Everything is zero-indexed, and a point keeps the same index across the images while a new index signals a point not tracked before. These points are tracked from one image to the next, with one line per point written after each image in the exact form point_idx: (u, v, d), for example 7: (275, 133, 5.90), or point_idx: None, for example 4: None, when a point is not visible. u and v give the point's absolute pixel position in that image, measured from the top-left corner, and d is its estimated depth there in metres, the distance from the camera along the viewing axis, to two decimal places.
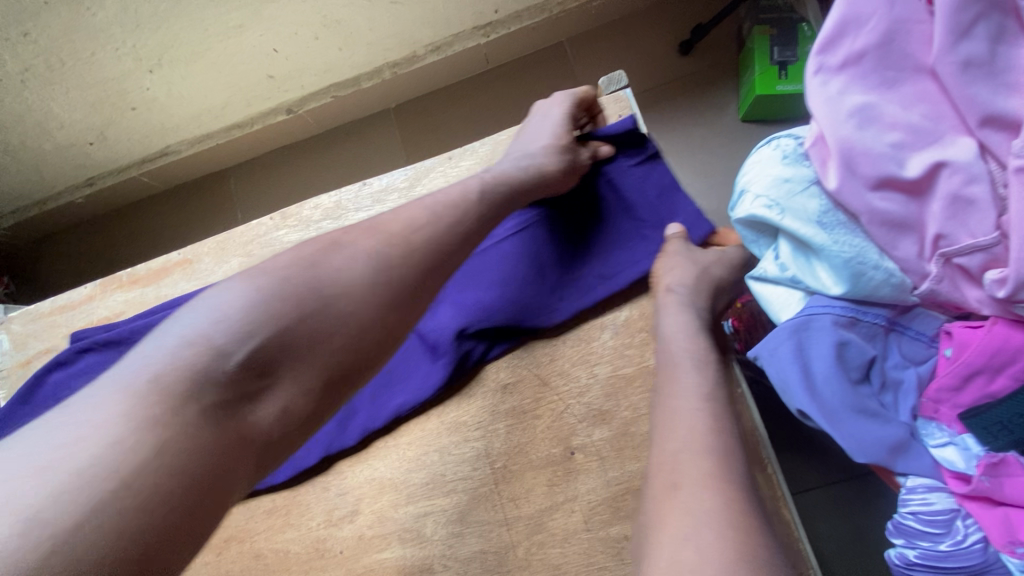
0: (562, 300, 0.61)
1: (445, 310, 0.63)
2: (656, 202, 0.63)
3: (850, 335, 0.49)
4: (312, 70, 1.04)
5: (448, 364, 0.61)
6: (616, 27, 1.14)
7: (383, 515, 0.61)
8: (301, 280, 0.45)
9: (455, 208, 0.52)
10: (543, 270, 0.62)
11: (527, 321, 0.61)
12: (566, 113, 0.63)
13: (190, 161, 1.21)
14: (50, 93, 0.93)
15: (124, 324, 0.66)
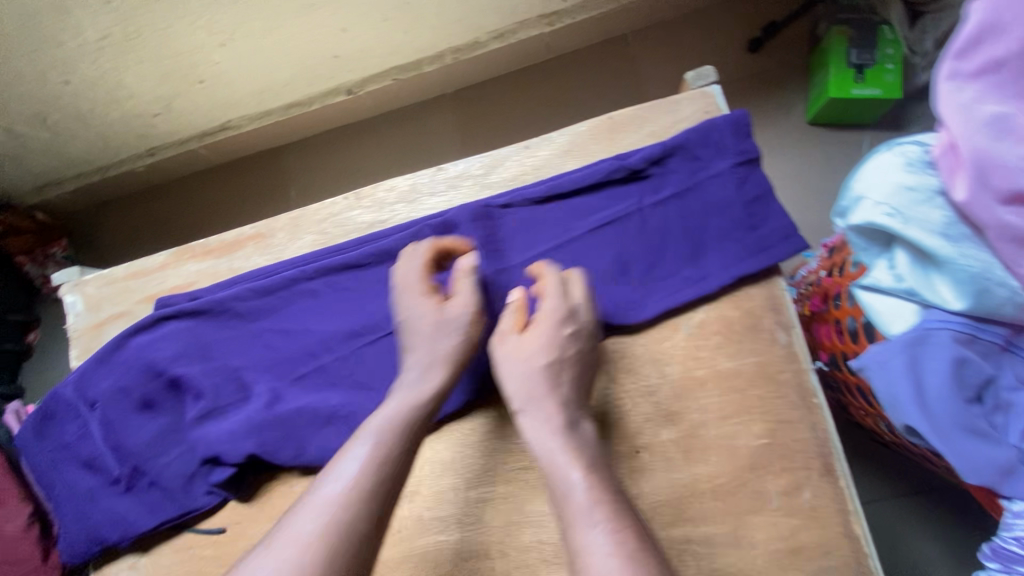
0: (647, 299, 0.60)
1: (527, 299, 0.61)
2: (749, 207, 0.59)
3: (968, 353, 0.50)
4: (376, 51, 1.05)
5: None
6: (682, 21, 1.11)
7: (442, 497, 0.61)
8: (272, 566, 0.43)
9: (374, 483, 0.47)
10: (628, 267, 0.60)
11: (615, 320, 0.59)
12: (428, 291, 0.56)
13: (248, 137, 1.23)
14: (125, 63, 0.95)
15: (206, 294, 0.69)
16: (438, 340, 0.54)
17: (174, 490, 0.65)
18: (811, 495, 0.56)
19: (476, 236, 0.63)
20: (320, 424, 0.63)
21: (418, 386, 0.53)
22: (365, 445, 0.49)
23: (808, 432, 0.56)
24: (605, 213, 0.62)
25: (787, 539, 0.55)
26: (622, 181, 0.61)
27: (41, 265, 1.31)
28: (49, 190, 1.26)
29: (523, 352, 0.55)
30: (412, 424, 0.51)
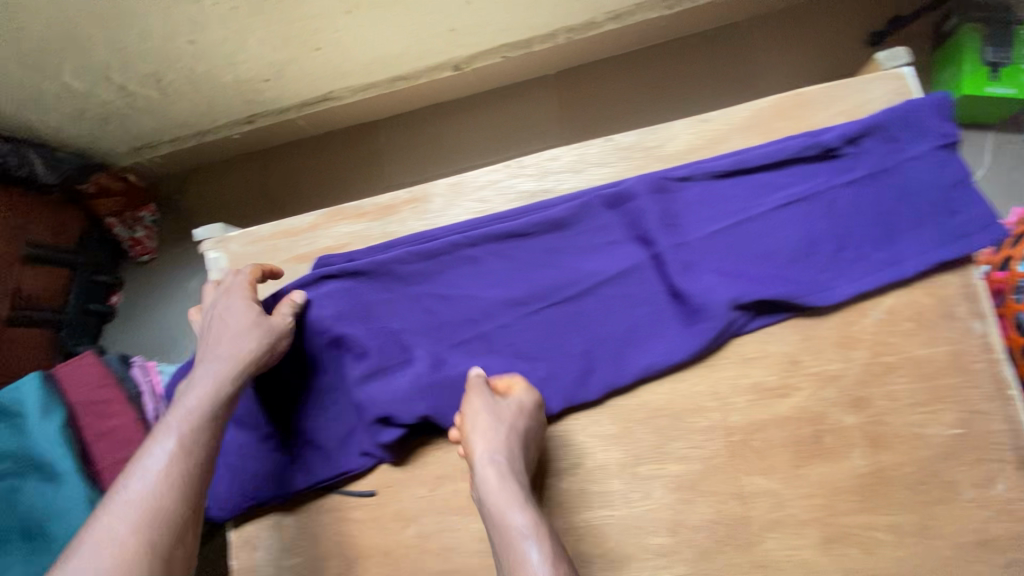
0: (839, 281, 0.58)
1: (710, 275, 0.61)
2: (949, 191, 0.58)
3: None
4: (492, 27, 1.04)
5: (710, 329, 0.59)
6: (798, 12, 1.10)
7: (609, 471, 0.61)
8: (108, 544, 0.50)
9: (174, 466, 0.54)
10: (816, 247, 0.59)
11: (804, 299, 0.58)
12: (246, 300, 0.64)
13: (347, 109, 1.23)
14: (252, 25, 0.94)
15: (366, 256, 0.69)
16: (238, 340, 0.62)
17: (332, 448, 0.66)
18: (1004, 487, 0.54)
19: (654, 209, 0.63)
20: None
21: (220, 379, 0.60)
22: (169, 439, 0.56)
23: (1003, 423, 0.55)
24: (790, 192, 0.61)
25: (979, 532, 0.54)
26: (810, 159, 0.61)
27: (129, 227, 1.31)
28: (143, 152, 1.26)
29: (501, 413, 0.57)
30: (209, 410, 0.58)
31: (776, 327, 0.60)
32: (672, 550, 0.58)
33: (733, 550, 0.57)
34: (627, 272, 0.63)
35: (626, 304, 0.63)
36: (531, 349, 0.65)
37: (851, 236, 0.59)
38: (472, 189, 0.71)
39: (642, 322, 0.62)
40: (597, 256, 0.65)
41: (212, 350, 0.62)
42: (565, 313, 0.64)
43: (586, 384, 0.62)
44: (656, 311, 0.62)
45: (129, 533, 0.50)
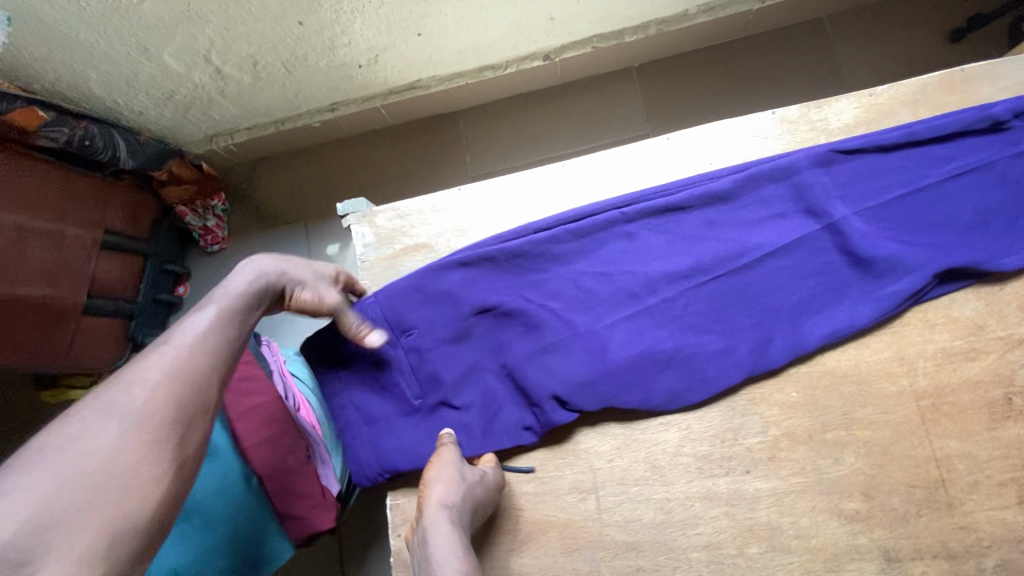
0: (1015, 249, 0.60)
1: (888, 243, 0.61)
2: None
3: None
4: (590, 17, 1.05)
5: (895, 296, 0.60)
6: (878, 10, 1.14)
7: (796, 437, 0.61)
8: (146, 381, 0.46)
9: (211, 335, 0.51)
10: (990, 218, 0.61)
11: (989, 266, 0.59)
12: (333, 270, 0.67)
13: (431, 98, 1.22)
14: (363, 8, 0.93)
15: (522, 230, 0.68)
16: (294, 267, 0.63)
17: (479, 422, 0.64)
18: None
19: (823, 182, 0.64)
20: (659, 368, 0.62)
21: (265, 278, 0.59)
22: (211, 310, 0.53)
23: None
24: (957, 165, 0.62)
25: None
26: (976, 132, 0.63)
27: (201, 217, 1.29)
28: (218, 140, 1.24)
29: (469, 474, 0.58)
30: (252, 299, 0.56)
31: (957, 293, 0.61)
32: (868, 515, 0.58)
33: (931, 513, 0.58)
34: (797, 242, 0.63)
35: (798, 275, 0.63)
36: (705, 321, 0.64)
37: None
38: (628, 164, 0.71)
39: (818, 293, 0.62)
40: (764, 228, 0.65)
41: (261, 259, 0.61)
42: (738, 285, 0.64)
43: (767, 352, 0.61)
44: (835, 281, 0.62)
45: (165, 373, 0.47)
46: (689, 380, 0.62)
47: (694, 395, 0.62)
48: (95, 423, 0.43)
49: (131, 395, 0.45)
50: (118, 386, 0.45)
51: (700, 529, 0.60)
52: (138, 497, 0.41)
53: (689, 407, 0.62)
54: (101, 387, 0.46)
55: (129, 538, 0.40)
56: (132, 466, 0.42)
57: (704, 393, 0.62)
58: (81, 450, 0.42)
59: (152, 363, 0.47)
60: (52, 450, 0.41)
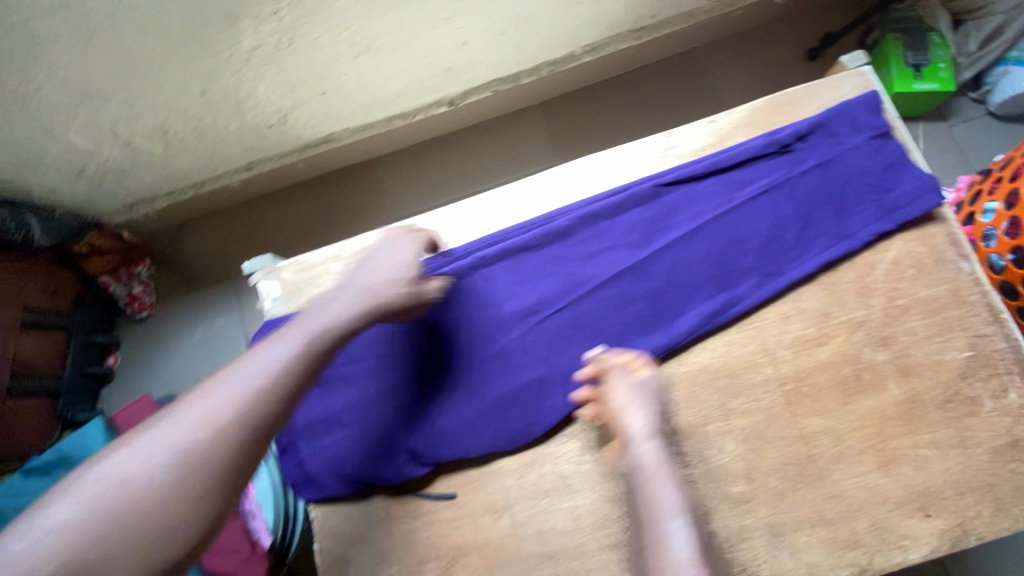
0: (799, 260, 0.69)
1: (694, 265, 0.71)
2: (885, 172, 0.69)
3: None
4: (484, 65, 1.15)
5: (701, 313, 0.69)
6: (744, 37, 1.27)
7: (681, 433, 0.67)
8: (210, 422, 0.50)
9: (269, 381, 0.53)
10: (780, 234, 0.70)
11: (777, 278, 0.69)
12: (413, 254, 0.64)
13: (346, 149, 1.27)
14: (263, 73, 0.99)
15: None
16: (389, 287, 0.62)
17: (324, 477, 0.68)
18: (1017, 395, 0.64)
19: (644, 217, 0.72)
20: (507, 406, 0.68)
21: (355, 314, 0.60)
22: (291, 345, 0.56)
23: (1004, 341, 0.65)
24: (753, 188, 0.71)
25: (1006, 435, 0.63)
26: (773, 155, 0.72)
27: (125, 284, 1.29)
28: (137, 209, 1.24)
29: (649, 392, 0.64)
30: (338, 334, 0.58)
31: (800, 286, 0.69)
32: (752, 496, 0.65)
33: (805, 486, 0.64)
34: (618, 276, 0.71)
35: (621, 305, 0.70)
36: (548, 355, 0.69)
37: (812, 219, 0.69)
38: (494, 205, 0.76)
39: (639, 318, 0.70)
40: (597, 260, 0.72)
41: (361, 286, 0.61)
42: (575, 318, 0.70)
43: (593, 376, 0.68)
44: (653, 304, 0.70)
45: (226, 417, 0.50)
46: (531, 416, 0.67)
47: (539, 431, 0.67)
48: (143, 459, 0.48)
49: (190, 430, 0.49)
50: (172, 425, 0.50)
51: (608, 530, 0.65)
52: (164, 531, 0.47)
53: (537, 439, 0.68)
54: (182, 407, 0.51)
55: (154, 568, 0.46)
56: (175, 507, 0.47)
57: (547, 425, 0.67)
58: (132, 477, 0.47)
59: (219, 400, 0.51)
60: (110, 470, 0.47)
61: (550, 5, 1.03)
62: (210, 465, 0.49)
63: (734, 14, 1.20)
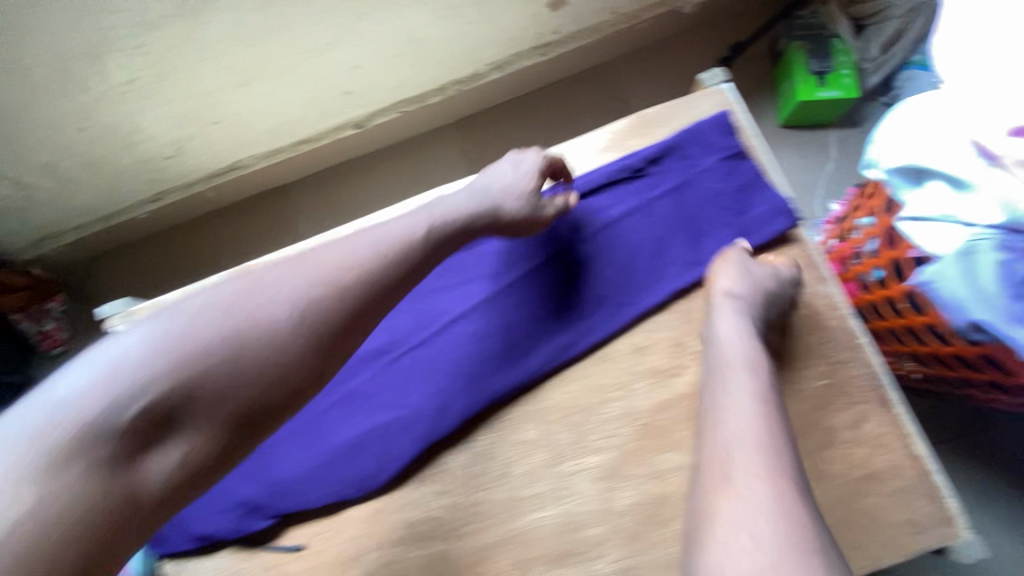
0: (652, 288, 0.67)
1: (549, 296, 0.68)
2: (737, 195, 0.67)
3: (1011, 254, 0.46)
4: (385, 86, 1.13)
5: (553, 347, 0.67)
6: (655, 49, 1.26)
7: (534, 474, 0.64)
8: (332, 273, 0.51)
9: (400, 247, 0.54)
10: (636, 260, 0.68)
11: (631, 308, 0.67)
12: (534, 171, 0.65)
13: (255, 177, 1.25)
14: (145, 106, 0.97)
15: None
16: (506, 198, 0.62)
17: (166, 532, 0.65)
18: (875, 423, 0.61)
19: (500, 247, 0.70)
20: (350, 455, 0.65)
21: (477, 208, 0.61)
22: (421, 221, 0.57)
23: (861, 368, 0.63)
24: (609, 214, 0.69)
25: (864, 467, 0.60)
26: (627, 181, 0.70)
27: (36, 321, 1.23)
28: (45, 244, 1.22)
29: (755, 272, 0.62)
30: (460, 221, 0.60)
31: (653, 314, 0.67)
32: (605, 538, 0.61)
33: (659, 526, 0.61)
34: (473, 309, 0.69)
35: (475, 340, 0.68)
36: (399, 395, 0.67)
37: (668, 244, 0.68)
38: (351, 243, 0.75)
39: (492, 354, 0.67)
40: (454, 293, 0.70)
41: (484, 187, 0.63)
42: (428, 357, 0.68)
43: (440, 418, 0.65)
44: (505, 337, 0.67)
45: (351, 267, 0.51)
46: (375, 465, 0.64)
47: (382, 478, 0.64)
48: (258, 293, 0.49)
49: (318, 271, 0.51)
50: (308, 267, 0.51)
51: None
52: (269, 357, 0.47)
53: (384, 487, 0.64)
54: (315, 252, 0.53)
55: (246, 394, 0.46)
56: (286, 341, 0.47)
57: (392, 471, 0.64)
58: (247, 298, 0.48)
59: (335, 252, 0.52)
60: (238, 287, 0.49)
61: (439, 25, 1.02)
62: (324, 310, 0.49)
63: (638, 26, 1.19)
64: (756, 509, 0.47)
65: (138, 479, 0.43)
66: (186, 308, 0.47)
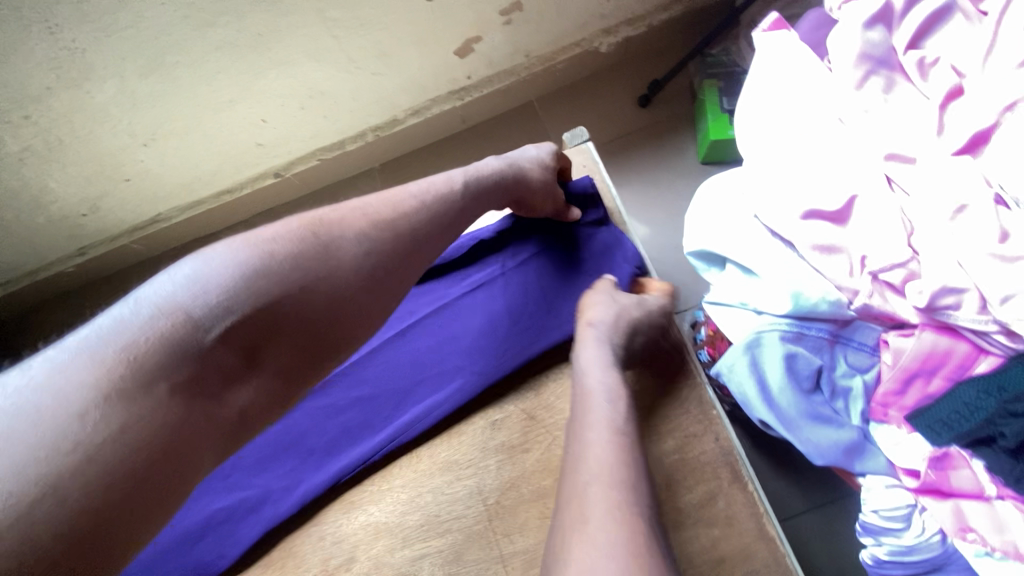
0: (509, 355, 0.66)
1: (406, 366, 0.68)
2: (599, 257, 0.69)
3: (798, 348, 0.59)
4: (298, 137, 1.13)
5: (405, 422, 0.65)
6: (578, 87, 1.25)
7: (380, 560, 0.61)
8: (385, 221, 0.54)
9: (440, 197, 0.58)
10: (496, 326, 0.67)
11: (487, 377, 0.65)
12: (547, 149, 0.70)
13: (181, 228, 1.26)
14: (48, 171, 0.98)
15: None
16: (529, 165, 0.67)
17: None
18: (724, 503, 0.59)
19: None
20: (195, 538, 0.63)
21: (504, 168, 0.64)
22: (456, 176, 0.61)
23: (714, 442, 0.61)
24: (473, 279, 0.71)
25: (714, 551, 0.57)
26: (489, 249, 0.71)
27: None
28: None
29: (620, 301, 0.61)
30: (493, 177, 0.63)
31: (508, 387, 0.66)
32: None
33: None
34: (329, 382, 0.68)
35: (329, 414, 0.67)
36: (247, 476, 0.66)
37: (527, 312, 0.67)
38: None
39: (346, 427, 0.66)
40: None
41: (504, 155, 0.67)
42: (281, 432, 0.67)
43: (287, 496, 0.64)
44: (358, 411, 0.67)
45: (398, 218, 0.55)
46: (220, 547, 0.63)
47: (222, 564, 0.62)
48: (301, 233, 0.51)
49: (370, 220, 0.54)
50: (366, 211, 0.54)
51: None
52: (336, 292, 0.50)
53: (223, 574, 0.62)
54: (356, 203, 0.55)
55: (312, 325, 0.49)
56: (353, 275, 0.51)
57: (235, 555, 0.62)
58: (296, 238, 0.50)
59: (375, 202, 0.55)
60: (288, 226, 0.51)
61: (341, 78, 1.01)
62: (383, 256, 0.53)
63: (555, 67, 1.18)
64: (611, 562, 0.41)
65: (220, 399, 0.46)
66: (254, 237, 0.49)
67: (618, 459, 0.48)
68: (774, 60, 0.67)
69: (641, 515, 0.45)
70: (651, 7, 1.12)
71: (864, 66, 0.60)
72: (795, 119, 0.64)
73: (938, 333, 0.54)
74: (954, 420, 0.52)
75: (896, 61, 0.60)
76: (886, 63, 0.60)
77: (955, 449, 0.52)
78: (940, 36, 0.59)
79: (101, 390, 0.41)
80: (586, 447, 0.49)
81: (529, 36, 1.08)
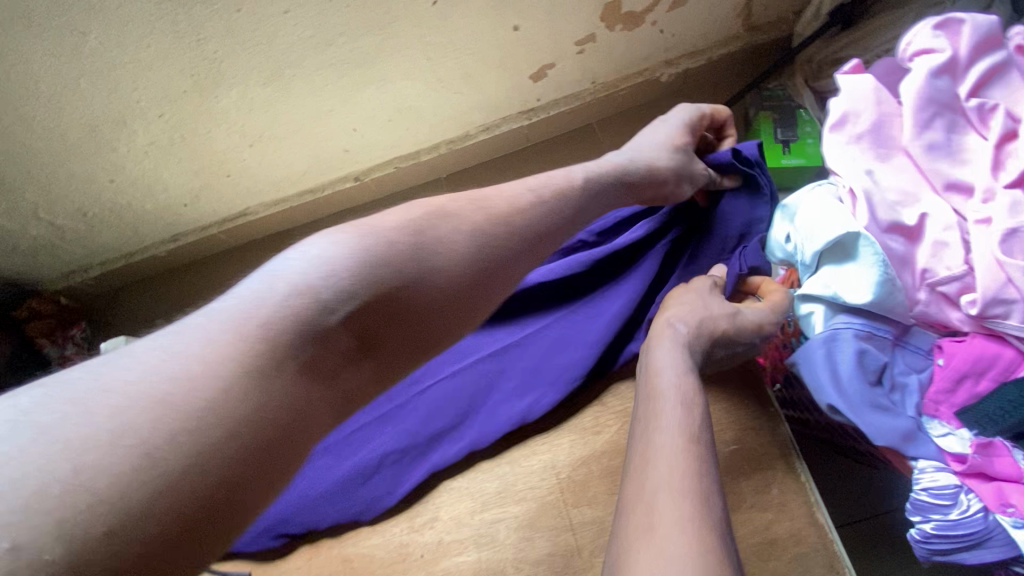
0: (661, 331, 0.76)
1: (571, 335, 0.77)
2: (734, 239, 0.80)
3: (868, 345, 0.65)
4: (381, 145, 1.24)
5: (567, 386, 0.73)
6: (638, 112, 1.34)
7: (461, 520, 0.69)
8: (499, 228, 0.61)
9: (565, 191, 0.68)
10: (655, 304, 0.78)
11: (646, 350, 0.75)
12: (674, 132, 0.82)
13: (263, 222, 1.37)
14: (165, 163, 1.11)
15: None
16: (652, 155, 0.78)
17: None
18: (777, 490, 0.65)
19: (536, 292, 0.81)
20: (365, 478, 0.72)
21: (626, 164, 0.76)
22: (581, 171, 0.72)
23: (769, 435, 0.68)
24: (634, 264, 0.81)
25: (767, 532, 0.63)
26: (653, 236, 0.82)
27: (60, 346, 1.32)
28: (74, 277, 1.36)
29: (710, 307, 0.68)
30: (614, 172, 0.74)
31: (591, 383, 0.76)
32: None
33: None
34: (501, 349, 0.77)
35: (498, 375, 0.76)
36: (420, 423, 0.74)
37: None
38: None
39: (513, 388, 0.75)
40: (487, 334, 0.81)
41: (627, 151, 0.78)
42: (447, 391, 0.75)
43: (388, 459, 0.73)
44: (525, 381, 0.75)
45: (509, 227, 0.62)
46: (386, 486, 0.72)
47: (353, 513, 0.71)
48: (410, 230, 0.56)
49: (478, 223, 0.61)
50: (485, 208, 0.63)
51: None
52: (444, 290, 0.55)
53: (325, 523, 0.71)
54: (447, 209, 0.61)
55: (422, 320, 0.53)
56: (454, 274, 0.56)
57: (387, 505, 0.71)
58: (409, 236, 0.56)
59: (504, 200, 0.64)
60: (419, 221, 0.58)
61: (428, 95, 1.12)
62: (483, 259, 0.59)
63: (618, 93, 1.28)
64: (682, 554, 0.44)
65: (335, 377, 0.48)
66: (371, 228, 0.55)
67: (688, 461, 0.52)
68: (849, 95, 0.74)
69: (713, 522, 0.47)
70: (711, 42, 1.21)
71: (931, 107, 0.69)
72: (871, 143, 0.70)
73: (988, 340, 0.63)
74: (1003, 413, 0.59)
75: (958, 106, 0.69)
76: (950, 107, 0.69)
77: (999, 439, 0.59)
78: (996, 89, 0.69)
79: (243, 365, 0.42)
80: (658, 447, 0.53)
81: (599, 64, 1.18)
